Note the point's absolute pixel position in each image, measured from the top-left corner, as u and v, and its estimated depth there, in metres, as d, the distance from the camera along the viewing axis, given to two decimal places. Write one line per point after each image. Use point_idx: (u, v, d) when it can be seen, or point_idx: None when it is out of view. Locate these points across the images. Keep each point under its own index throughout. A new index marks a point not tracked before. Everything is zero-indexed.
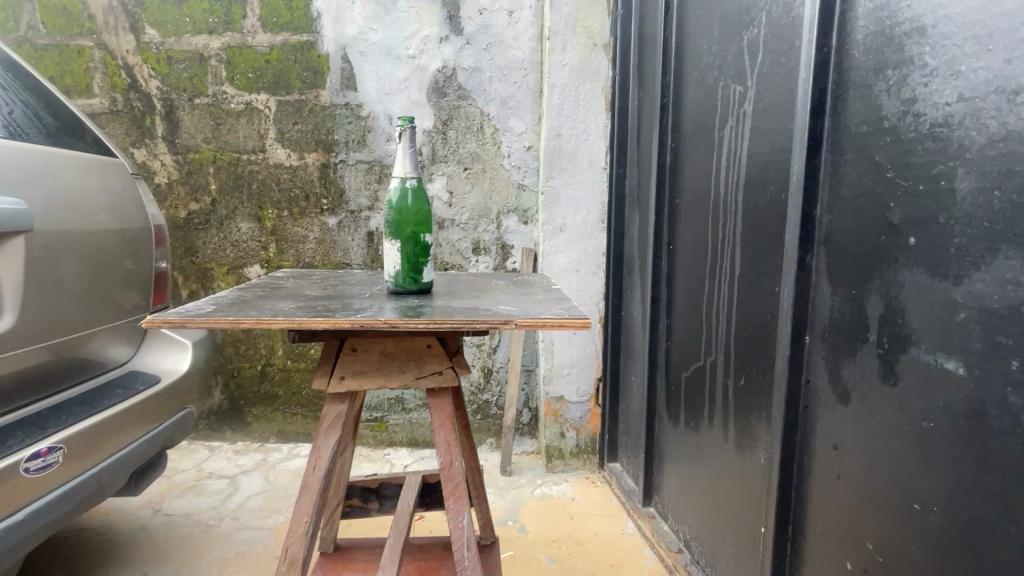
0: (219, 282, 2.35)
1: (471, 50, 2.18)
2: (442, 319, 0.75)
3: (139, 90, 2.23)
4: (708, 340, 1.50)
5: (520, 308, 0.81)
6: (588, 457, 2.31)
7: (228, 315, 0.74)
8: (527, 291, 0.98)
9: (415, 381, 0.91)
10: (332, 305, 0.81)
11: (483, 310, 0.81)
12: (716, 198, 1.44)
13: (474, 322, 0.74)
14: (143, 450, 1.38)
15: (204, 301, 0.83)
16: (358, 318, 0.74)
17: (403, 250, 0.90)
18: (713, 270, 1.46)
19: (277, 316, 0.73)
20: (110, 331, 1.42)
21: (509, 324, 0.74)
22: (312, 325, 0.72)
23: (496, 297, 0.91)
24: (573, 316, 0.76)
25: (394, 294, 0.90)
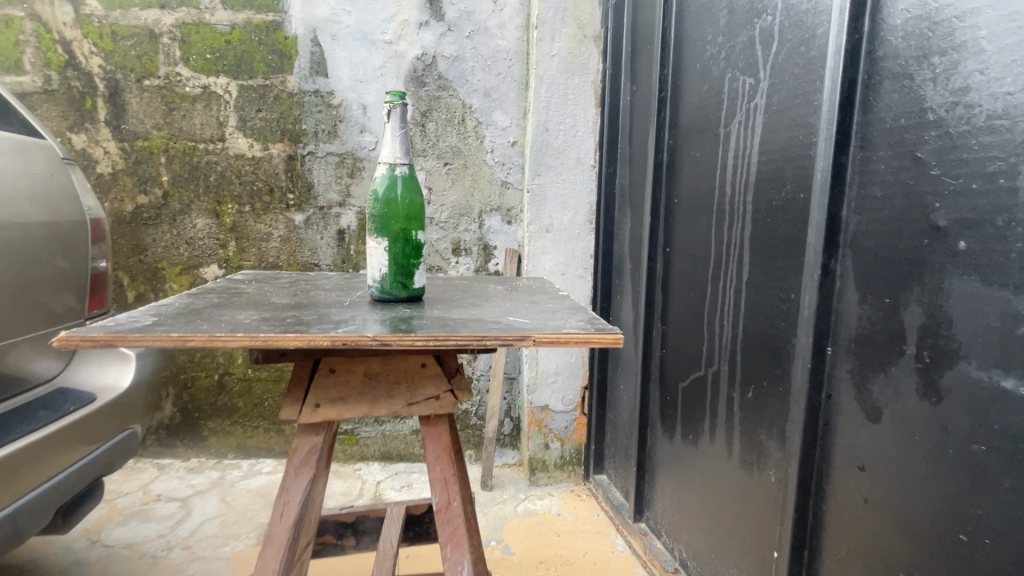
0: (170, 284, 2.13)
1: (452, 38, 2.05)
2: (443, 334, 0.60)
3: (78, 68, 1.99)
4: (710, 349, 1.41)
5: (534, 321, 0.68)
6: (573, 468, 2.20)
7: (167, 328, 0.58)
8: (532, 299, 0.85)
9: (408, 407, 0.81)
10: (305, 315, 0.66)
11: (491, 322, 0.67)
12: (720, 198, 1.35)
13: (485, 338, 0.60)
14: (75, 482, 1.17)
15: (141, 310, 0.66)
16: (337, 332, 0.59)
17: (391, 249, 0.76)
18: (716, 275, 1.37)
19: (232, 330, 0.57)
20: (32, 342, 1.21)
21: (526, 341, 0.60)
22: (278, 343, 0.57)
23: (501, 306, 0.78)
24: (601, 332, 0.63)
25: (380, 301, 0.76)
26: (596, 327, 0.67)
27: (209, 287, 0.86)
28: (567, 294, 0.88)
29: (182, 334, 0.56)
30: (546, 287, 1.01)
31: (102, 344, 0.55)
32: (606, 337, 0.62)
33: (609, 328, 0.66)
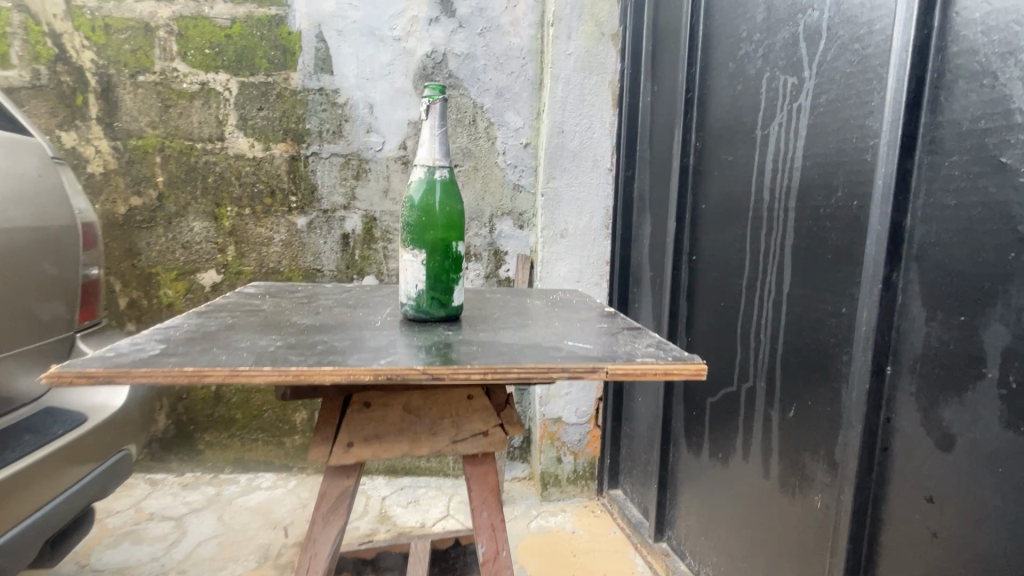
0: (166, 290, 2.02)
1: (464, 35, 1.96)
2: (501, 365, 0.52)
3: (69, 63, 1.88)
4: (743, 364, 1.33)
5: (597, 346, 0.60)
6: (587, 483, 2.12)
7: (179, 357, 0.49)
8: (579, 317, 0.77)
9: (453, 445, 0.88)
10: (336, 340, 0.58)
11: (548, 349, 0.58)
12: (757, 204, 1.28)
13: (550, 372, 0.52)
14: (64, 510, 1.08)
15: (146, 332, 0.57)
16: (378, 364, 0.51)
17: (427, 263, 0.76)
18: (751, 286, 1.29)
19: (258, 362, 0.49)
20: (18, 358, 1.12)
21: (598, 372, 0.52)
22: (311, 378, 0.48)
23: (551, 326, 0.70)
24: (680, 360, 0.55)
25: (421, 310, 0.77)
26: (671, 354, 0.58)
27: (219, 302, 0.77)
28: (615, 312, 0.80)
29: (198, 366, 0.47)
30: (585, 302, 0.94)
31: (102, 380, 0.46)
32: (688, 367, 0.54)
33: (685, 355, 0.58)
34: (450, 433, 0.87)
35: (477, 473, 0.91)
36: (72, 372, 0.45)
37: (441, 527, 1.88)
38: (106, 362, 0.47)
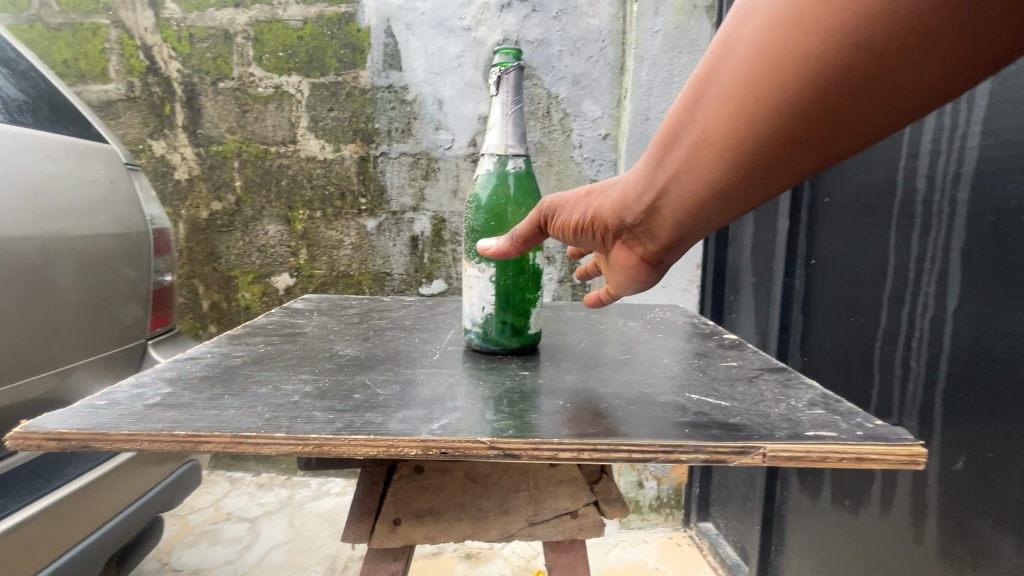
0: (243, 293, 2.06)
1: (538, 19, 1.81)
2: (598, 440, 0.42)
3: (158, 74, 1.95)
4: (883, 398, 1.04)
5: (742, 414, 0.50)
6: (671, 512, 1.89)
7: (178, 412, 0.44)
8: (697, 366, 0.65)
9: (528, 528, 0.78)
10: (379, 388, 0.51)
11: (675, 424, 0.46)
12: (904, 195, 0.99)
13: (685, 447, 0.42)
14: (148, 509, 1.10)
15: (154, 371, 0.54)
16: (426, 431, 0.42)
17: (497, 284, 0.70)
18: (896, 299, 1.00)
19: (269, 425, 0.41)
20: (94, 366, 1.12)
21: (756, 454, 0.43)
22: (335, 448, 0.40)
23: (667, 381, 0.59)
24: (875, 441, 0.44)
25: (488, 340, 0.70)
26: (853, 429, 0.47)
27: (264, 338, 0.67)
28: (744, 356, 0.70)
29: (194, 429, 0.41)
30: (692, 338, 0.79)
31: (78, 444, 0.40)
32: (890, 449, 0.43)
33: (872, 428, 0.47)
34: (527, 511, 0.79)
35: (563, 562, 0.81)
36: (41, 434, 0.40)
37: (511, 550, 1.74)
38: (103, 419, 0.42)
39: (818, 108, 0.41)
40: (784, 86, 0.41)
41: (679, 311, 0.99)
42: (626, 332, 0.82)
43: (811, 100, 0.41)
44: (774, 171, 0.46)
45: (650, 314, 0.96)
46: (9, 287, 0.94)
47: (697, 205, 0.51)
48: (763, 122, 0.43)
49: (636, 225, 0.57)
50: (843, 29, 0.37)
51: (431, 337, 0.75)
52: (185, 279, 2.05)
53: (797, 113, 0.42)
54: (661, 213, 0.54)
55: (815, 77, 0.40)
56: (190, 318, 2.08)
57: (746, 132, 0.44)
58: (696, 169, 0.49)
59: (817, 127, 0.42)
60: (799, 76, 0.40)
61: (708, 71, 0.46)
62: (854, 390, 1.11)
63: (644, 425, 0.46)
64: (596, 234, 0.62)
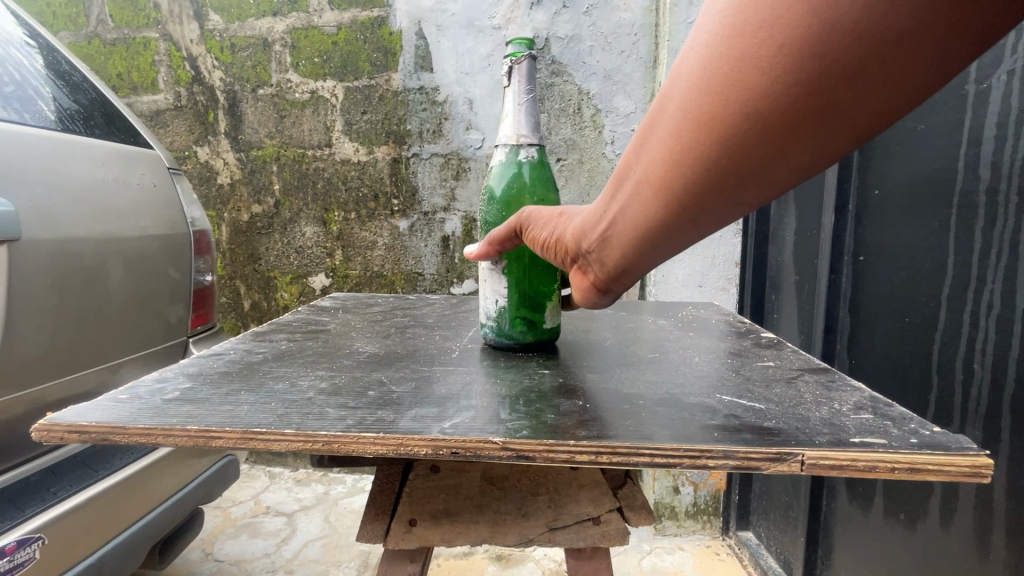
0: (282, 293, 2.12)
1: (568, 15, 1.79)
2: (617, 444, 0.40)
3: (202, 83, 2.03)
4: (942, 405, 0.96)
5: (779, 417, 0.46)
6: (709, 519, 1.82)
7: (194, 406, 0.44)
8: (731, 366, 0.62)
9: (550, 534, 0.76)
10: (394, 385, 0.51)
11: (703, 429, 0.43)
12: (964, 186, 0.91)
13: (712, 452, 0.40)
14: (189, 501, 1.14)
15: (178, 367, 0.56)
16: (437, 430, 0.41)
17: (510, 282, 0.71)
18: (956, 298, 0.93)
19: (281, 422, 0.41)
20: (141, 361, 1.17)
21: (794, 461, 0.39)
22: (345, 445, 0.40)
23: (697, 382, 0.56)
24: (931, 450, 0.40)
25: (502, 331, 0.72)
26: (906, 436, 0.42)
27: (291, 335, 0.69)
28: (785, 356, 0.66)
29: (206, 424, 0.41)
30: (727, 337, 0.75)
31: (98, 437, 0.42)
32: (949, 460, 0.39)
33: (928, 436, 0.43)
34: (548, 515, 0.76)
35: (585, 568, 0.78)
36: (64, 427, 0.41)
37: (542, 553, 1.72)
38: (125, 413, 0.43)
39: (749, 153, 0.42)
40: (714, 134, 0.42)
41: (714, 309, 0.94)
42: (657, 331, 0.79)
43: (740, 146, 0.42)
44: (713, 209, 0.47)
45: (683, 312, 0.92)
46: (64, 286, 0.99)
47: (644, 240, 0.53)
48: (698, 166, 0.44)
49: (591, 255, 0.59)
50: (762, 83, 0.39)
51: (452, 336, 0.75)
52: (228, 280, 2.13)
53: (728, 158, 0.43)
54: (614, 245, 0.56)
55: (741, 126, 0.41)
56: (233, 317, 2.16)
57: (682, 176, 0.46)
58: (641, 208, 0.50)
59: (750, 169, 0.43)
60: (728, 126, 0.41)
61: (653, 116, 0.47)
62: (908, 395, 1.03)
63: (669, 428, 0.43)
64: (558, 261, 0.64)
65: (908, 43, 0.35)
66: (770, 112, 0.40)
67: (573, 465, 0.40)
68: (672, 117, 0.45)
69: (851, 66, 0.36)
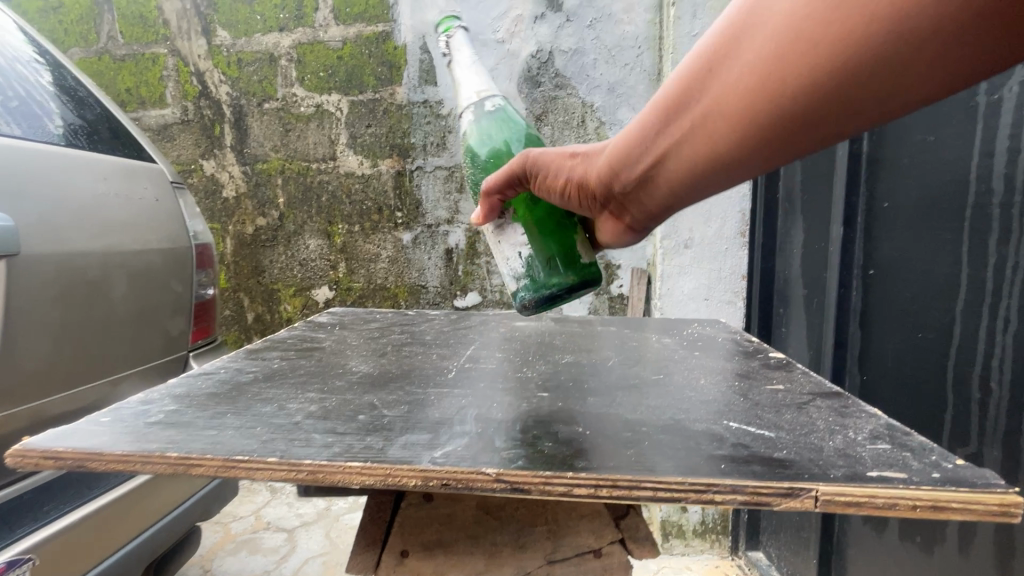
0: (285, 305, 2.11)
1: (572, 29, 1.79)
2: (618, 477, 0.39)
3: (209, 97, 2.04)
4: (959, 423, 0.93)
5: (790, 447, 0.45)
6: (718, 538, 1.78)
7: (176, 431, 0.46)
8: (738, 389, 0.60)
9: (551, 563, 0.74)
10: (386, 409, 0.52)
11: (704, 461, 0.41)
12: (978, 199, 0.89)
13: (714, 485, 0.38)
14: (186, 517, 1.13)
15: (166, 387, 0.58)
16: (428, 460, 0.41)
17: (527, 232, 0.79)
18: (972, 314, 0.90)
19: (263, 450, 0.42)
20: (144, 375, 1.15)
21: (807, 496, 0.38)
22: (330, 475, 0.40)
23: (701, 407, 0.54)
24: (956, 486, 0.38)
25: (544, 279, 0.78)
26: (927, 470, 0.40)
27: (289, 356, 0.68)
28: (797, 379, 0.63)
29: (186, 451, 0.42)
30: (735, 357, 0.73)
31: (73, 463, 0.42)
32: (976, 497, 0.37)
33: (951, 470, 0.40)
34: (548, 544, 0.74)
35: None
36: (39, 452, 0.42)
37: None
38: (104, 439, 0.44)
39: (806, 116, 0.43)
40: (786, 87, 0.42)
41: (721, 326, 0.92)
42: (662, 350, 0.77)
43: (802, 105, 0.42)
44: (752, 164, 0.48)
45: (688, 329, 0.90)
46: (68, 299, 0.99)
47: (681, 183, 0.54)
48: (755, 118, 0.44)
49: (629, 193, 0.59)
50: (846, 44, 0.38)
51: (450, 354, 0.74)
52: (232, 292, 2.13)
53: (786, 115, 0.43)
54: (651, 187, 0.57)
55: (811, 84, 0.41)
56: (236, 330, 2.15)
57: (737, 125, 0.46)
58: (687, 152, 0.51)
59: (801, 132, 0.44)
60: (799, 82, 0.41)
61: (726, 45, 0.45)
62: (924, 413, 1.00)
63: (673, 459, 0.42)
64: (586, 201, 0.65)
65: (982, 35, 0.35)
66: (842, 78, 0.40)
67: (570, 499, 0.39)
68: (747, 59, 0.43)
69: (944, 39, 0.36)
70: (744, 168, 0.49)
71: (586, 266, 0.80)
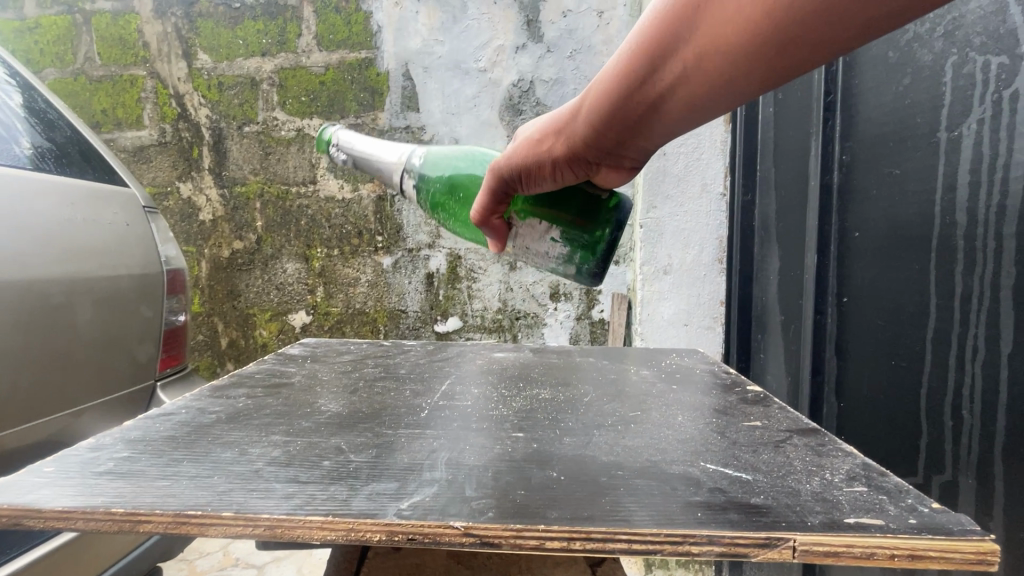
0: (261, 330, 2.07)
1: (552, 59, 1.83)
2: (591, 529, 0.38)
3: (188, 120, 2.02)
4: (933, 451, 0.94)
5: (767, 492, 0.44)
6: (701, 567, 1.75)
7: (125, 482, 0.45)
8: (715, 427, 0.59)
9: None
10: (353, 454, 0.51)
11: (675, 509, 0.41)
12: (942, 231, 0.92)
13: (687, 535, 0.38)
14: (144, 561, 1.06)
15: (121, 431, 0.57)
16: (393, 513, 0.40)
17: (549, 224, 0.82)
18: (941, 343, 0.92)
19: (218, 503, 0.41)
20: (105, 408, 1.10)
21: (784, 545, 0.37)
22: (290, 530, 0.39)
23: (678, 447, 0.54)
24: (932, 533, 0.37)
25: (590, 246, 0.84)
26: (903, 516, 0.40)
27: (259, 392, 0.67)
28: (774, 414, 0.63)
29: (133, 506, 0.41)
30: (713, 391, 0.72)
31: (7, 520, 0.41)
32: (951, 545, 0.37)
33: (927, 515, 0.40)
34: None
35: None
36: None
37: None
38: (44, 492, 0.43)
39: (803, 46, 0.42)
40: (783, 18, 0.41)
41: (700, 357, 0.92)
42: (641, 383, 0.76)
43: (800, 36, 0.41)
44: (750, 93, 0.49)
45: (668, 360, 0.90)
46: (29, 327, 0.95)
47: (680, 124, 0.55)
48: (753, 52, 0.44)
49: (626, 140, 0.59)
50: None
51: (424, 390, 0.73)
52: (205, 317, 2.07)
53: (783, 45, 0.43)
54: (648, 130, 0.57)
55: (809, 15, 0.40)
56: (209, 355, 2.08)
57: (734, 61, 0.45)
58: (684, 91, 0.50)
59: (797, 62, 0.44)
60: (798, 14, 0.40)
61: None
62: (899, 441, 1.01)
63: (649, 507, 0.41)
64: (579, 167, 0.66)
65: None
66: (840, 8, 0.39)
67: (541, 552, 0.38)
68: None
69: None
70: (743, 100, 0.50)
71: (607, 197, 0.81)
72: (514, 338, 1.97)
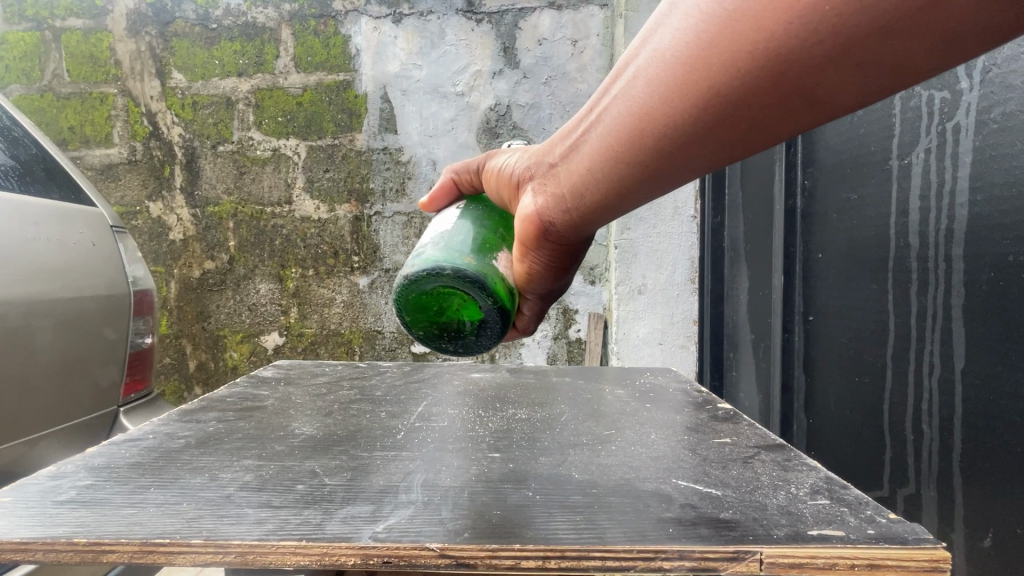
0: (231, 352, 2.02)
1: (529, 85, 1.88)
2: (566, 547, 0.39)
3: (160, 138, 1.99)
4: (897, 462, 0.97)
5: (736, 506, 0.45)
6: None
7: (89, 512, 0.43)
8: (687, 444, 0.60)
9: None
10: (328, 477, 0.50)
11: (649, 528, 0.42)
12: (898, 253, 0.96)
13: (657, 551, 0.38)
14: None
15: (84, 458, 0.55)
16: (369, 536, 0.40)
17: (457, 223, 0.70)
18: (901, 359, 0.95)
19: (188, 531, 0.40)
20: (62, 437, 1.05)
21: (753, 558, 0.38)
22: (262, 556, 0.39)
23: (651, 464, 0.54)
24: (890, 543, 0.39)
25: (439, 257, 0.64)
26: (862, 527, 0.42)
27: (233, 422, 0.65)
28: (740, 431, 0.65)
29: (97, 536, 0.40)
30: (685, 410, 0.74)
31: None
32: (905, 554, 0.38)
33: (884, 525, 0.42)
34: None
35: None
36: None
37: None
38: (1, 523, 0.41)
39: (761, 65, 0.38)
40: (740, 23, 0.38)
41: (673, 375, 0.94)
42: (615, 403, 0.77)
43: (761, 49, 0.37)
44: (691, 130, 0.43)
45: (642, 379, 0.91)
46: None
47: (612, 158, 0.49)
48: (704, 56, 0.40)
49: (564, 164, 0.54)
50: None
51: (400, 412, 0.72)
52: (173, 339, 2.01)
53: (741, 54, 0.38)
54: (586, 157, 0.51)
55: (778, 18, 0.36)
56: (175, 379, 2.02)
57: (682, 66, 0.41)
58: (628, 105, 0.46)
59: (754, 86, 0.39)
60: (766, 17, 0.36)
61: None
62: (866, 454, 1.04)
63: (623, 524, 0.42)
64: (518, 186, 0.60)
65: None
66: (817, 14, 0.35)
67: (517, 572, 0.39)
68: None
69: None
70: (684, 144, 0.44)
71: (496, 278, 0.64)
72: (491, 358, 1.97)
